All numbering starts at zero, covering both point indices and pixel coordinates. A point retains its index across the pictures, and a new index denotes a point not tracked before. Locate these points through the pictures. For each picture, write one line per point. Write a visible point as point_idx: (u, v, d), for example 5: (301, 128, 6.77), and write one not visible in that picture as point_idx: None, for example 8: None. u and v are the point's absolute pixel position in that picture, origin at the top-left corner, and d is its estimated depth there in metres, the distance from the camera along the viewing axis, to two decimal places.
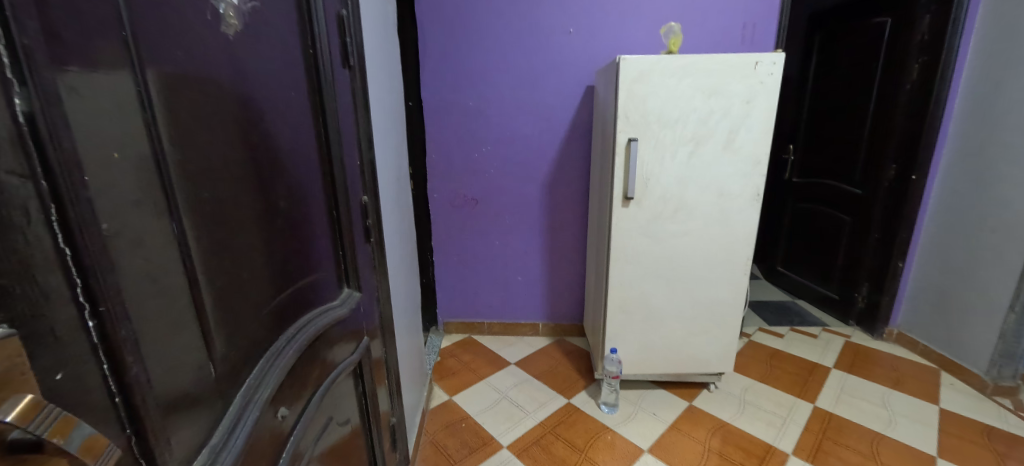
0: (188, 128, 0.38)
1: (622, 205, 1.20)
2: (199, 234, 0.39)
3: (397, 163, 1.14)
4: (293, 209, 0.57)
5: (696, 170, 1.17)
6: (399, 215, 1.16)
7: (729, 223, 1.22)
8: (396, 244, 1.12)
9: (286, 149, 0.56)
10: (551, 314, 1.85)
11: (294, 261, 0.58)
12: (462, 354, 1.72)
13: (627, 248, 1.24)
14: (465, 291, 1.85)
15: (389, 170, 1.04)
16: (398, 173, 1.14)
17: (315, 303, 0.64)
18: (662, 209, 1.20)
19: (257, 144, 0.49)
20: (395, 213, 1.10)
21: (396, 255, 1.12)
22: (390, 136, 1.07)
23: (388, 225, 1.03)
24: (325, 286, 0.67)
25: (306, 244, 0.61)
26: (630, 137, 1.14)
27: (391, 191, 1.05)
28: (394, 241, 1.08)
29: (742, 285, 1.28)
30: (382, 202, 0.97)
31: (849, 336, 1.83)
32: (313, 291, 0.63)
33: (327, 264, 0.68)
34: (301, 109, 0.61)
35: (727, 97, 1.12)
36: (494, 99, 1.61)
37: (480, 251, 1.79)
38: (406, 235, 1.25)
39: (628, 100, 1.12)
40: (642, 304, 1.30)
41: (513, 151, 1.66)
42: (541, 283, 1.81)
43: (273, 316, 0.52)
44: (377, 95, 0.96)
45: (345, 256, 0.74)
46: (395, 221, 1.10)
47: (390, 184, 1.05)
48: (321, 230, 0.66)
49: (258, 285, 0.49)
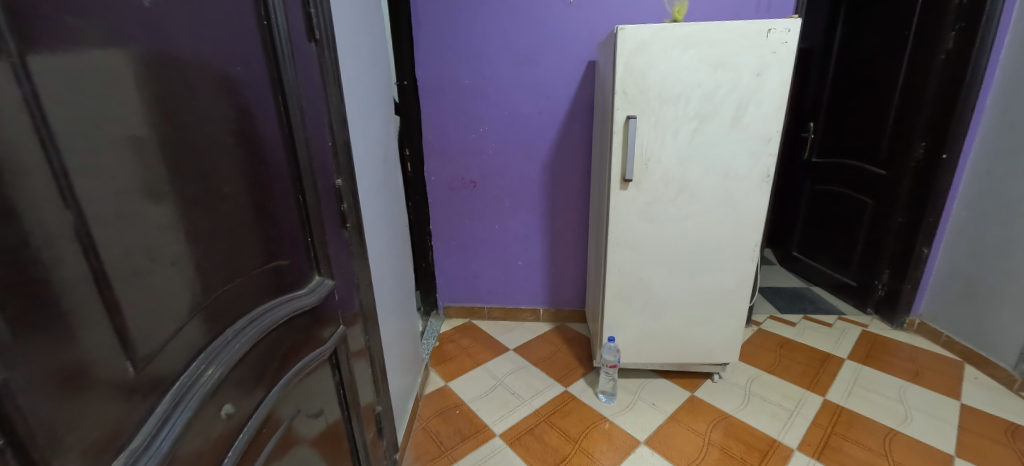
0: (101, 103, 0.34)
1: (621, 187, 1.13)
2: (120, 221, 0.36)
3: (384, 144, 1.09)
4: (250, 192, 0.54)
5: (700, 149, 1.09)
6: (388, 198, 1.12)
7: (736, 206, 1.14)
8: (383, 229, 1.08)
9: (240, 127, 0.52)
10: (552, 300, 1.80)
11: (251, 248, 0.54)
12: (461, 339, 1.70)
13: (626, 232, 1.17)
14: (464, 276, 1.82)
15: (372, 152, 1.00)
16: (385, 154, 1.10)
17: (278, 293, 0.60)
18: (663, 191, 1.12)
19: (200, 122, 0.45)
20: (380, 197, 1.05)
21: (383, 240, 1.08)
22: (374, 116, 1.02)
23: (372, 209, 0.99)
24: (291, 274, 0.64)
25: (266, 230, 0.58)
26: (629, 115, 1.06)
27: (374, 173, 1.01)
28: (379, 225, 1.05)
29: (750, 271, 1.20)
30: (363, 185, 0.93)
31: (867, 325, 1.74)
32: (275, 280, 0.59)
33: (295, 250, 0.65)
34: (258, 83, 0.56)
35: (735, 70, 1.02)
36: (492, 76, 1.53)
37: (479, 235, 1.75)
38: (396, 219, 1.21)
39: (626, 73, 1.04)
40: (642, 292, 1.24)
41: (511, 132, 1.59)
42: (541, 268, 1.77)
43: (221, 305, 0.49)
44: (355, 72, 0.90)
45: (317, 241, 0.71)
46: (381, 205, 1.06)
47: (374, 167, 1.01)
48: (288, 215, 0.63)
49: (200, 273, 0.45)
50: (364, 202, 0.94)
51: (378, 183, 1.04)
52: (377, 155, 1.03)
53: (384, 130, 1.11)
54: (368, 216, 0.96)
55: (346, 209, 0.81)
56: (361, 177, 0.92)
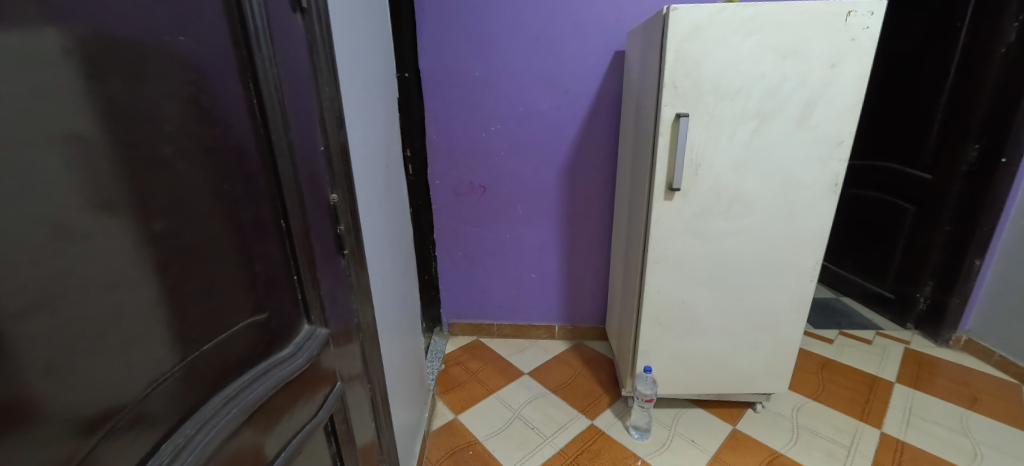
0: None
1: (665, 197, 0.96)
2: None
3: (387, 146, 0.91)
4: (205, 224, 0.36)
5: (759, 154, 0.92)
6: (392, 210, 0.94)
7: (796, 219, 0.98)
8: (386, 249, 0.90)
9: (189, 124, 0.33)
10: (568, 316, 1.64)
11: (203, 307, 0.36)
12: (469, 361, 1.53)
13: (670, 249, 1.00)
14: (471, 290, 1.65)
15: (373, 156, 0.81)
16: (388, 159, 0.92)
17: (254, 359, 0.43)
18: (714, 202, 0.96)
19: (124, 124, 0.28)
20: (383, 210, 0.87)
21: (385, 262, 0.90)
22: (375, 113, 0.83)
23: (372, 225, 0.80)
24: (274, 329, 0.46)
25: (233, 276, 0.39)
26: (680, 113, 0.89)
27: (376, 183, 0.83)
28: (381, 243, 0.87)
29: (808, 293, 1.05)
30: (362, 198, 0.74)
31: (908, 342, 1.60)
32: (249, 341, 0.42)
33: (276, 296, 0.46)
34: (217, 57, 0.37)
35: (805, 60, 0.86)
36: (505, 68, 1.36)
37: (489, 245, 1.58)
38: (400, 234, 1.03)
39: (676, 63, 0.86)
40: (683, 316, 1.08)
41: (526, 131, 1.42)
42: (557, 281, 1.60)
43: (143, 412, 0.30)
44: (354, 57, 0.72)
45: (308, 280, 0.53)
46: (383, 219, 0.87)
47: (376, 175, 0.82)
48: (265, 249, 0.44)
49: (96, 372, 0.26)
50: (363, 219, 0.75)
51: (381, 194, 0.86)
52: (379, 159, 0.85)
53: (387, 129, 0.92)
54: (368, 235, 0.77)
55: (342, 232, 0.62)
56: (361, 186, 0.73)
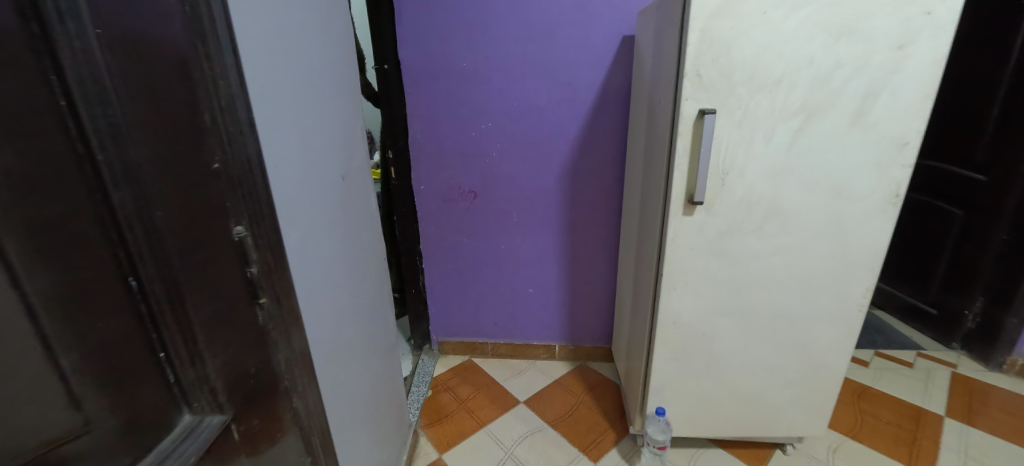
0: None
1: (685, 212, 0.78)
2: None
3: (346, 152, 0.75)
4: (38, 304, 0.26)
5: (802, 158, 0.75)
6: (353, 230, 0.78)
7: (844, 238, 0.80)
8: (344, 279, 0.74)
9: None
10: (571, 335, 1.47)
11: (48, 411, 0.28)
12: (459, 387, 1.38)
13: (689, 273, 0.83)
14: (463, 305, 1.49)
15: (321, 167, 0.65)
16: (348, 167, 0.75)
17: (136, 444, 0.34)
18: (745, 217, 0.79)
19: None
20: (338, 232, 0.71)
21: (344, 293, 0.74)
22: (326, 111, 0.67)
23: (319, 255, 0.64)
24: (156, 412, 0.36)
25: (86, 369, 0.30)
26: (705, 108, 0.71)
27: (326, 200, 0.66)
28: (335, 272, 0.70)
29: (856, 325, 0.87)
30: (299, 223, 0.58)
31: (956, 366, 1.42)
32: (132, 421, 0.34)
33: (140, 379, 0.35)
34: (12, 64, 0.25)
35: (866, 39, 0.68)
36: (496, 56, 1.18)
37: (481, 256, 1.42)
38: (370, 255, 0.87)
39: (701, 45, 0.69)
40: (704, 351, 0.91)
41: (521, 130, 1.25)
42: (558, 296, 1.44)
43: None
44: (292, 39, 0.55)
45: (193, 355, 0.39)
46: (339, 244, 0.71)
47: (326, 191, 0.66)
48: (108, 324, 0.32)
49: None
50: (302, 249, 0.59)
51: (334, 213, 0.69)
52: (332, 170, 0.68)
53: (346, 130, 0.75)
54: (310, 268, 0.61)
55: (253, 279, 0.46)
56: (296, 209, 0.57)
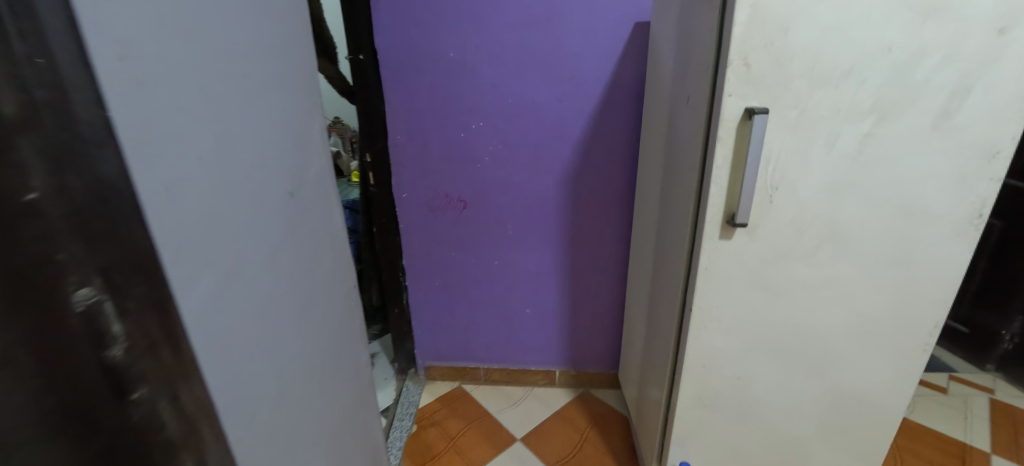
0: None
1: (722, 237, 0.64)
2: None
3: (297, 162, 0.58)
4: None
5: (869, 170, 0.60)
6: (307, 260, 0.62)
7: (912, 265, 0.66)
8: (293, 325, 0.58)
9: None
10: (573, 359, 1.33)
11: None
12: (449, 421, 1.23)
13: (724, 308, 0.69)
14: (452, 327, 1.33)
15: (255, 185, 0.48)
16: (299, 181, 0.59)
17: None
18: (795, 241, 0.64)
19: None
20: (283, 267, 0.55)
21: (293, 343, 0.58)
22: (265, 109, 0.50)
23: (249, 301, 0.48)
24: None
25: None
26: (754, 107, 0.56)
27: (262, 228, 0.50)
28: (278, 319, 0.54)
29: (919, 368, 0.73)
30: (211, 266, 0.41)
31: (994, 392, 1.29)
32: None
33: None
34: None
35: (960, 21, 0.53)
36: (489, 46, 1.02)
37: (473, 273, 1.26)
38: (334, 287, 0.71)
39: (751, 25, 0.53)
40: (737, 398, 0.76)
41: (518, 131, 1.09)
42: (558, 317, 1.28)
43: None
44: (202, 6, 0.39)
45: None
46: (282, 282, 0.55)
47: (261, 216, 0.50)
48: None
49: None
50: (218, 302, 0.42)
51: (276, 243, 0.53)
52: (273, 188, 0.52)
53: (297, 133, 0.59)
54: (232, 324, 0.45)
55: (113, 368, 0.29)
56: (203, 247, 0.40)
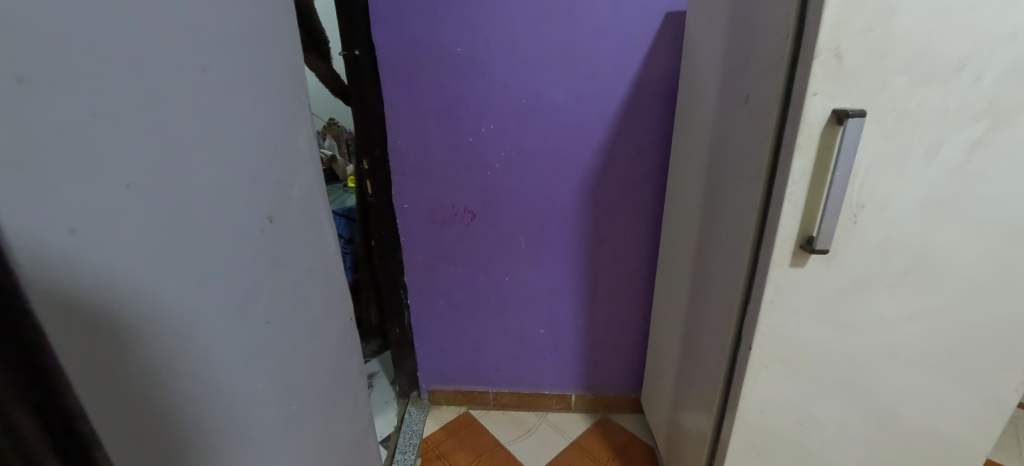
0: None
1: (792, 266, 0.53)
2: None
3: (278, 180, 0.47)
4: None
5: (976, 184, 0.50)
6: (293, 298, 0.51)
7: (1017, 296, 0.55)
8: (275, 382, 0.47)
9: None
10: (590, 382, 1.22)
11: None
12: (456, 453, 1.12)
13: (789, 347, 0.58)
14: (458, 348, 1.22)
15: (218, 214, 0.37)
16: (280, 203, 0.47)
17: None
18: (881, 271, 0.54)
19: None
20: (260, 313, 0.44)
21: (274, 405, 0.47)
22: (234, 115, 0.39)
23: (207, 368, 0.36)
24: None
25: None
26: (843, 109, 0.45)
27: (230, 269, 0.39)
28: (254, 380, 0.43)
29: (1010, 412, 0.63)
30: (138, 331, 0.30)
31: None
32: None
33: None
34: None
35: None
36: (500, 40, 0.91)
37: (481, 290, 1.15)
38: (328, 325, 0.60)
39: (846, 7, 0.42)
40: (797, 447, 0.66)
41: (532, 136, 0.98)
42: (574, 337, 1.18)
43: None
44: None
45: None
46: (259, 332, 0.44)
47: (229, 252, 0.38)
48: None
49: None
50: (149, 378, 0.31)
51: (250, 285, 0.42)
52: (245, 215, 0.41)
53: (278, 144, 0.47)
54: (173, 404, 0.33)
55: None
56: (126, 307, 0.29)
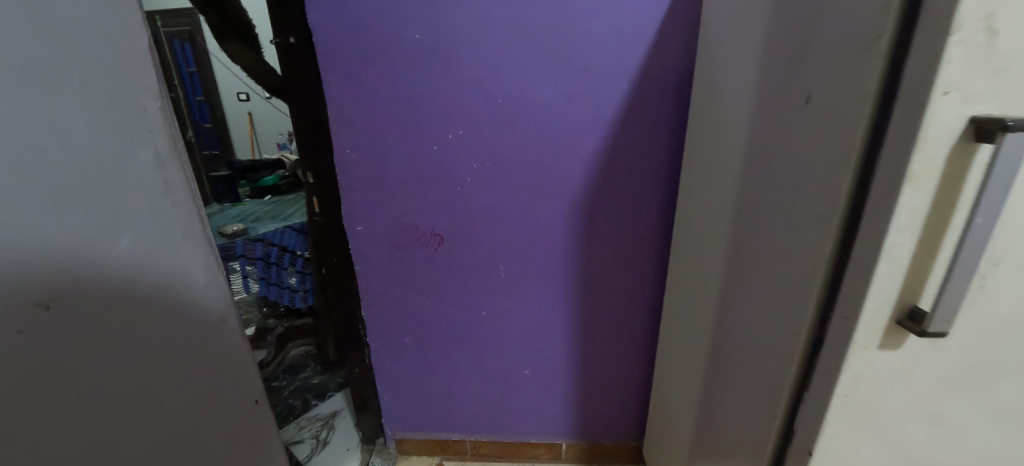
0: None
1: (880, 351, 0.36)
2: None
3: (186, 174, 0.39)
4: None
5: None
6: (223, 308, 0.43)
7: None
8: (198, 414, 0.40)
9: None
10: (583, 430, 1.05)
11: None
12: None
13: (869, 459, 0.40)
14: (429, 391, 1.04)
15: (87, 232, 0.30)
16: (192, 196, 0.40)
17: None
18: (1013, 357, 0.36)
19: None
20: (173, 330, 0.38)
21: (212, 426, 0.42)
22: (94, 104, 0.31)
23: (97, 405, 0.31)
24: None
25: None
26: (998, 120, 0.28)
27: (93, 301, 0.31)
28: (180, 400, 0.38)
29: None
30: None
31: None
32: None
33: None
34: None
35: None
36: (470, 24, 0.72)
37: (454, 326, 0.97)
38: (240, 391, 0.46)
39: None
40: None
41: (512, 144, 0.80)
42: (565, 379, 1.00)
43: None
44: None
45: None
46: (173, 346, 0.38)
47: (111, 272, 0.32)
48: None
49: None
50: None
51: (144, 294, 0.35)
52: (138, 222, 0.34)
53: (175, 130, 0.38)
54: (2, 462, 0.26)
55: None
56: None
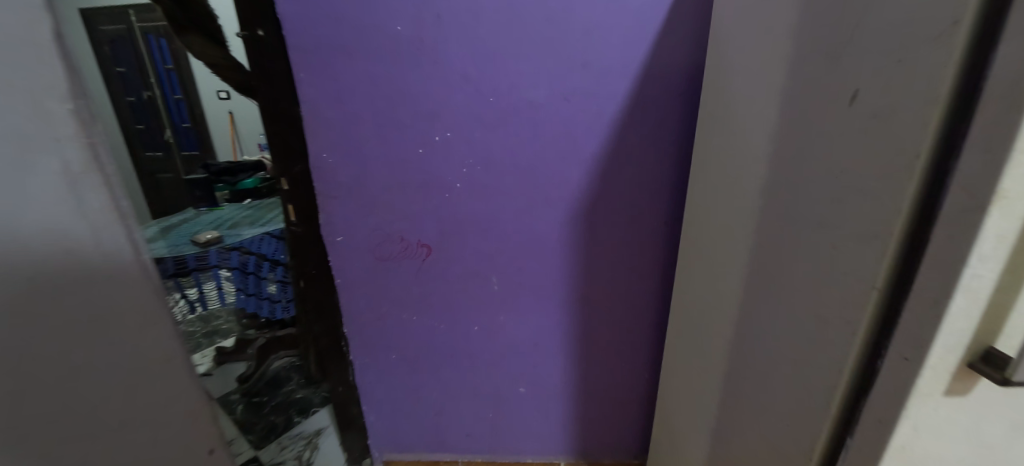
0: None
1: (945, 400, 0.30)
2: None
3: (111, 192, 0.34)
4: None
5: None
6: (167, 341, 0.39)
7: None
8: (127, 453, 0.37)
9: None
10: (581, 448, 1.00)
11: None
12: None
13: None
14: (418, 411, 0.97)
15: None
16: (121, 214, 0.35)
17: None
18: None
19: None
20: (94, 363, 0.34)
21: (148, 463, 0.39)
22: None
23: None
24: None
25: None
26: None
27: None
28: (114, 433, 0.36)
29: None
30: None
31: None
32: None
33: None
34: None
35: None
36: (457, 16, 0.65)
37: (443, 342, 0.90)
38: (188, 430, 0.42)
39: None
40: None
41: (504, 147, 0.73)
42: (562, 396, 0.94)
43: None
44: None
45: None
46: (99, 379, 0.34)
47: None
48: None
49: None
50: None
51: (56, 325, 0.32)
52: (35, 250, 0.30)
53: (96, 138, 0.33)
54: None
55: None
56: None
